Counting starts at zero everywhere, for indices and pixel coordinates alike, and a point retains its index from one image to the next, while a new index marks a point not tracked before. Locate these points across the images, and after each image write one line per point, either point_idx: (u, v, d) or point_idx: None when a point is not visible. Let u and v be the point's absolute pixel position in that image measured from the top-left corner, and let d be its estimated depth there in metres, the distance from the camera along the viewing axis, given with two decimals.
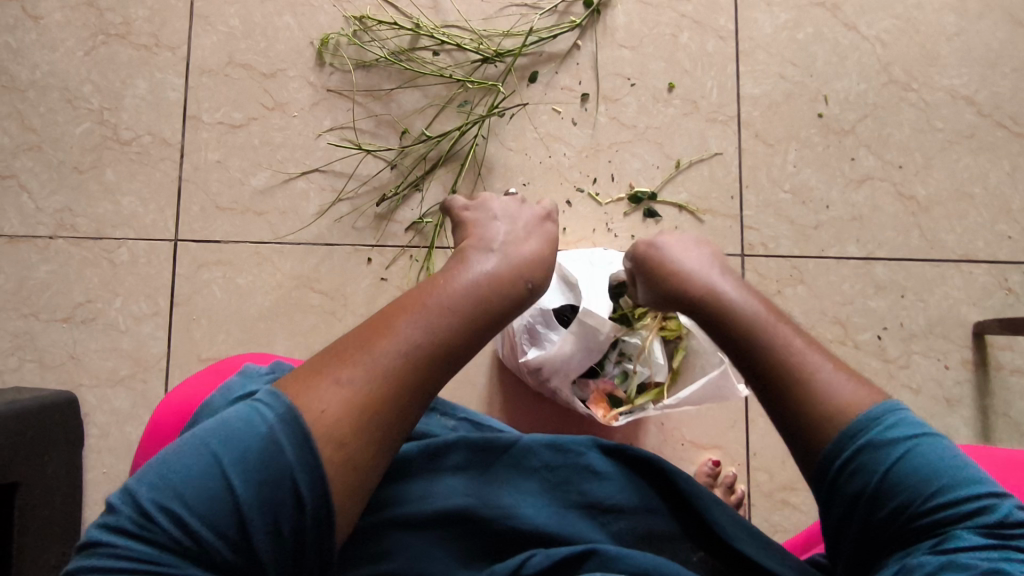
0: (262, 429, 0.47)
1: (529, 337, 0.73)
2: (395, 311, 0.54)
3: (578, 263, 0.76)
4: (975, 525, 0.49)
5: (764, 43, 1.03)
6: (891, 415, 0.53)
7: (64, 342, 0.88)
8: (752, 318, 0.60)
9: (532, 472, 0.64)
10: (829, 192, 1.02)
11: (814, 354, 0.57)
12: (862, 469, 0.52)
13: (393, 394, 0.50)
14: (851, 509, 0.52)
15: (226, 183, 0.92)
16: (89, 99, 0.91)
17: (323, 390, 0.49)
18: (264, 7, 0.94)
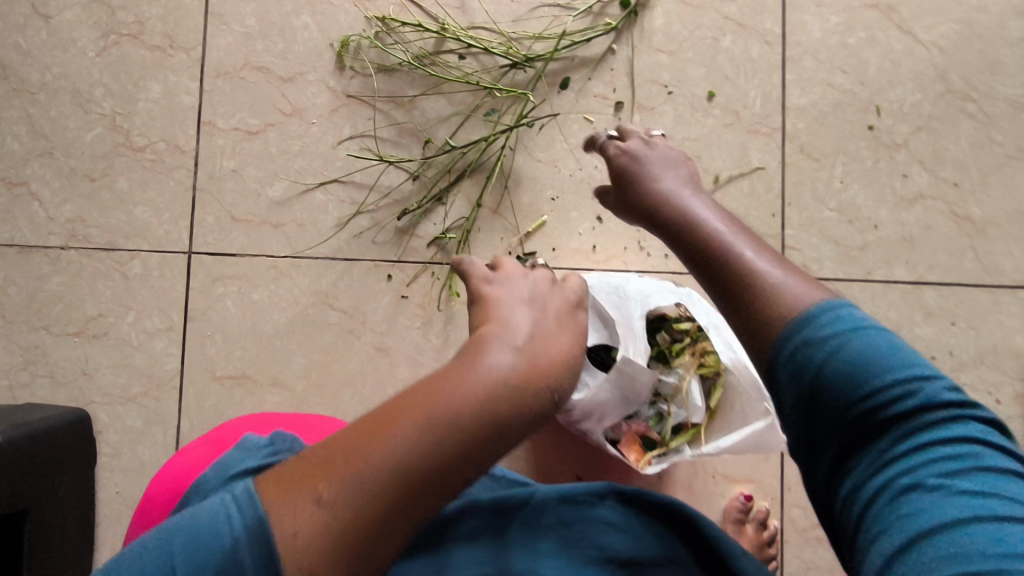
0: (223, 534, 0.48)
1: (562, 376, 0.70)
2: (391, 416, 0.51)
3: (611, 295, 0.70)
4: (903, 410, 0.52)
5: (813, 48, 0.96)
6: (827, 308, 0.56)
7: (77, 357, 0.86)
8: (697, 217, 0.67)
9: (545, 530, 0.63)
10: (877, 211, 0.96)
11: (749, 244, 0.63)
12: (804, 374, 0.55)
13: (378, 510, 0.49)
14: (797, 407, 0.56)
15: (242, 194, 0.88)
16: (101, 103, 0.87)
17: (302, 506, 0.48)
18: (282, 6, 0.89)
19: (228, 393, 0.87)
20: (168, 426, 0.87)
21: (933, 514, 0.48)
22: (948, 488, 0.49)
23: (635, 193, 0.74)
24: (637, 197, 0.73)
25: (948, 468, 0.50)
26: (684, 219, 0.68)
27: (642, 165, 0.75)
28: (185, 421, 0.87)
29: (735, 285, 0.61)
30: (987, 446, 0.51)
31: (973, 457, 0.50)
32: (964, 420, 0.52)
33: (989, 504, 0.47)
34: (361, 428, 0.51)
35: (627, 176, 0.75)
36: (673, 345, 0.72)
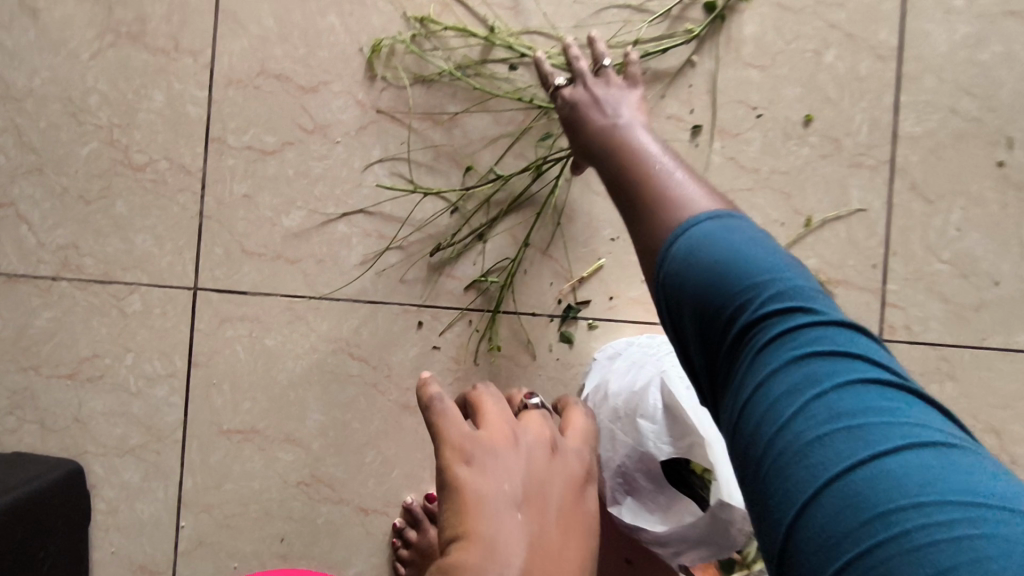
0: None
1: (628, 485, 0.64)
2: None
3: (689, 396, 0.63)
4: (757, 325, 0.46)
5: (936, 66, 0.79)
6: (687, 226, 0.51)
7: (70, 403, 0.76)
8: (624, 147, 0.59)
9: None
10: (1000, 265, 0.80)
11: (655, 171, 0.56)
12: (672, 303, 0.51)
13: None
14: (677, 338, 0.52)
15: (255, 223, 0.76)
16: (96, 113, 0.76)
17: None
18: (304, 2, 0.76)
19: (236, 449, 0.77)
20: (169, 484, 0.77)
21: (809, 455, 0.41)
22: (806, 417, 0.42)
23: (585, 133, 0.63)
24: (574, 134, 0.65)
25: (808, 393, 0.42)
26: (610, 150, 0.60)
27: (579, 100, 0.65)
28: (187, 479, 0.77)
29: (643, 213, 0.54)
30: (849, 351, 0.44)
31: (843, 377, 0.43)
32: (818, 320, 0.45)
33: (858, 433, 0.40)
34: None
35: (571, 121, 0.65)
36: None
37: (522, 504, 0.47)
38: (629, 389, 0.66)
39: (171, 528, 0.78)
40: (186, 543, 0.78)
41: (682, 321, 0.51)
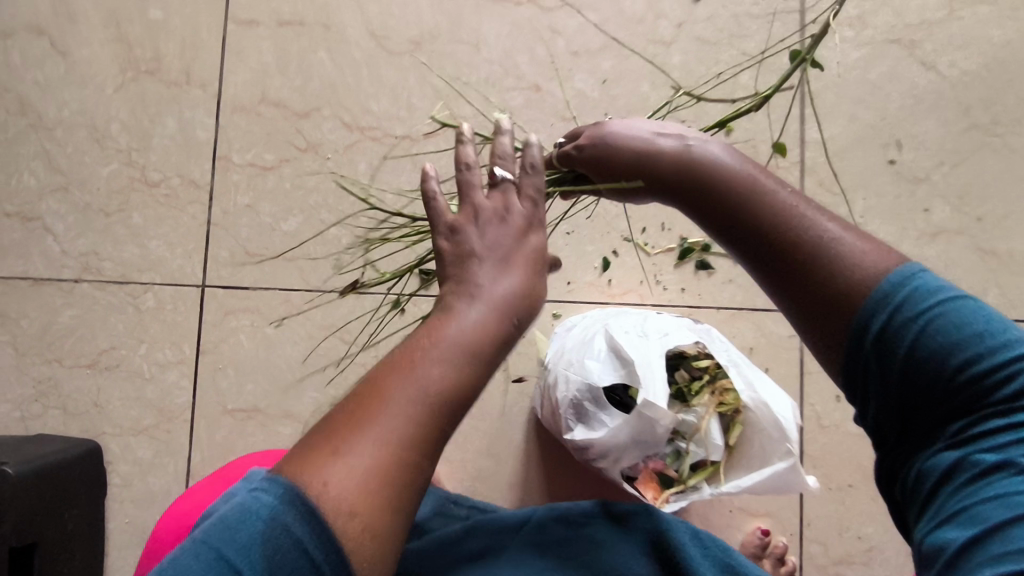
0: (259, 516, 0.38)
1: (576, 412, 0.69)
2: (345, 420, 0.38)
3: (630, 334, 0.69)
4: (1004, 395, 0.40)
5: (833, 85, 0.96)
6: (901, 281, 0.42)
7: (89, 390, 0.85)
8: (760, 190, 0.46)
9: (557, 548, 0.60)
10: (898, 247, 0.94)
11: (824, 225, 0.45)
12: (883, 363, 0.42)
13: (386, 513, 0.37)
14: (869, 398, 0.43)
15: (256, 229, 0.88)
16: (117, 138, 0.88)
17: (326, 475, 0.37)
18: (299, 42, 0.90)
19: (240, 425, 0.85)
20: (178, 457, 0.85)
21: None
22: None
23: (670, 165, 0.48)
24: (656, 164, 0.48)
25: None
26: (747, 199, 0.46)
27: (621, 130, 0.50)
28: (196, 452, 0.85)
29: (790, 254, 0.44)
30: None
31: None
32: None
33: None
34: (309, 444, 0.39)
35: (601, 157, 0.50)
36: (692, 383, 0.70)
37: (499, 242, 0.43)
38: (580, 337, 0.72)
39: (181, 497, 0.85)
40: None
41: (900, 388, 0.42)
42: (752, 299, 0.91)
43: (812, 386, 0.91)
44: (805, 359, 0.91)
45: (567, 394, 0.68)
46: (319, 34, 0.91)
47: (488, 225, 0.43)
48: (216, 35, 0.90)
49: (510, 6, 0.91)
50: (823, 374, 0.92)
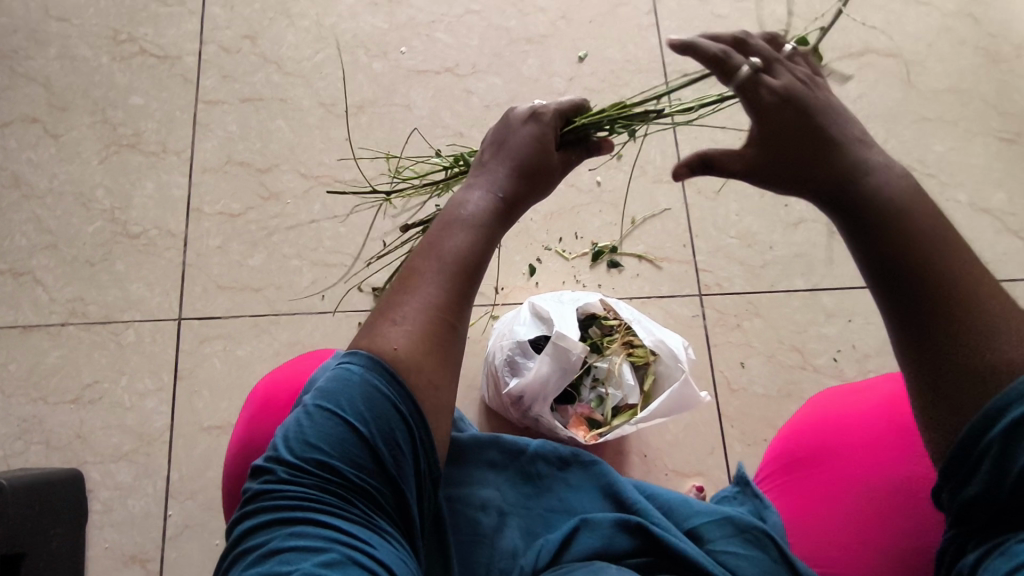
0: (349, 391, 0.55)
1: (511, 369, 0.81)
2: (403, 290, 0.58)
3: (549, 300, 0.84)
4: None
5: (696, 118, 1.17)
6: None
7: (71, 423, 0.93)
8: (942, 263, 0.49)
9: (539, 480, 0.74)
10: (770, 236, 1.12)
11: (979, 297, 0.47)
12: (1000, 452, 0.45)
13: (431, 355, 0.57)
14: (974, 474, 0.47)
15: (227, 266, 1.01)
16: (102, 201, 1.03)
17: (388, 331, 0.57)
18: (259, 114, 1.09)
19: (215, 441, 0.93)
20: (156, 479, 0.91)
21: None
22: None
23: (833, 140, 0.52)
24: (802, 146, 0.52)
25: None
26: (919, 250, 0.49)
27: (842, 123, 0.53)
28: (174, 472, 0.91)
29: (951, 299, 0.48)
30: None
31: None
32: None
33: None
34: (379, 311, 0.59)
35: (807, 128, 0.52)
36: (604, 337, 0.84)
37: (505, 153, 0.64)
38: (511, 311, 0.86)
39: (159, 517, 0.90)
40: (172, 528, 0.89)
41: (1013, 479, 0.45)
42: (657, 288, 1.08)
43: (719, 356, 1.06)
44: (709, 335, 1.06)
45: (502, 353, 0.80)
46: (276, 106, 1.10)
47: (501, 148, 0.64)
48: (188, 113, 1.08)
49: (430, 75, 1.13)
50: (727, 346, 1.06)
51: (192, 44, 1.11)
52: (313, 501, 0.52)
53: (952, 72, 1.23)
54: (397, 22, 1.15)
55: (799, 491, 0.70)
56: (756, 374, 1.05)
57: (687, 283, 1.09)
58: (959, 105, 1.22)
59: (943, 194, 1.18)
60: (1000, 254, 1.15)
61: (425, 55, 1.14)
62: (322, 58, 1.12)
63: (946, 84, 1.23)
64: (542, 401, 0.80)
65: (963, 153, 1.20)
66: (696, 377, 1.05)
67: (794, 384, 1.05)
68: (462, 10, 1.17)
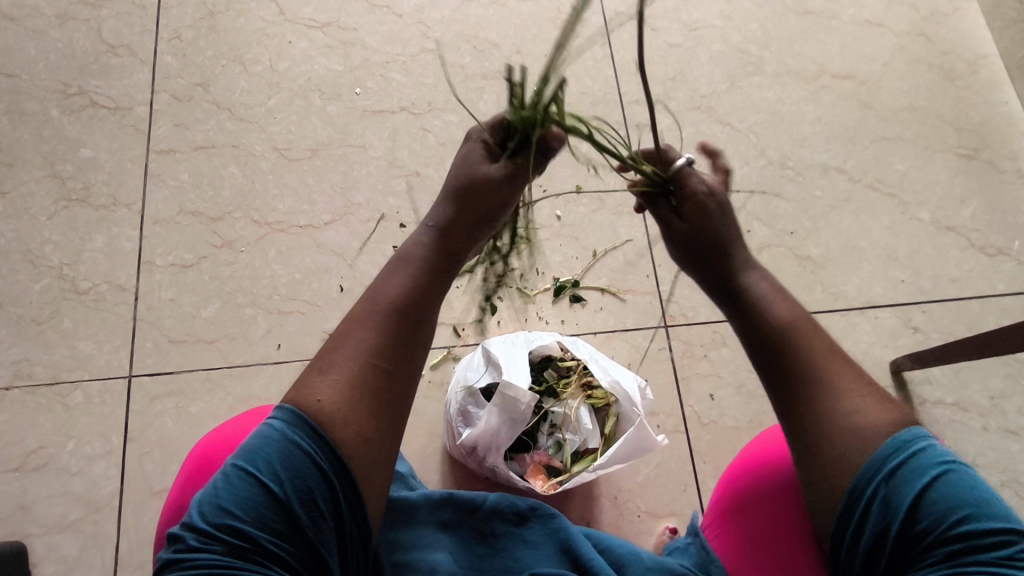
0: (267, 447, 0.53)
1: (464, 418, 0.79)
2: (336, 341, 0.58)
3: (503, 344, 0.82)
4: (969, 533, 0.51)
5: (654, 145, 1.16)
6: (905, 441, 0.55)
7: (16, 492, 0.90)
8: (801, 345, 0.60)
9: (494, 539, 0.72)
10: None
11: (839, 370, 0.59)
12: (873, 499, 0.54)
13: (359, 406, 0.55)
14: (856, 525, 0.55)
15: (179, 319, 0.99)
16: (49, 257, 1.00)
17: (317, 384, 0.56)
18: (212, 162, 1.07)
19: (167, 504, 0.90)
20: (106, 548, 0.88)
21: None
22: None
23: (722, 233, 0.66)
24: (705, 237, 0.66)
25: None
26: (781, 334, 0.61)
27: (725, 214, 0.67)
28: (124, 540, 0.89)
29: (804, 368, 0.59)
30: None
31: None
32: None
33: None
34: (314, 363, 0.58)
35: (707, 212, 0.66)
36: (560, 379, 0.83)
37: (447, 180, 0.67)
38: (465, 358, 0.85)
39: None
40: None
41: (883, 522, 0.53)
42: (621, 321, 1.06)
43: (687, 388, 1.03)
44: (676, 367, 1.04)
45: (455, 402, 0.79)
46: (228, 152, 1.08)
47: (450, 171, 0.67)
48: (138, 164, 1.06)
49: (385, 115, 1.12)
50: (694, 378, 1.04)
51: (144, 93, 1.10)
52: (224, 570, 0.50)
53: (908, 91, 1.24)
54: (352, 64, 1.14)
55: (732, 530, 0.72)
56: (725, 406, 1.03)
57: (652, 314, 1.06)
58: (917, 122, 1.22)
59: (906, 213, 1.17)
60: (967, 271, 1.14)
61: (380, 95, 1.13)
62: (276, 103, 1.11)
63: (903, 103, 1.23)
64: (497, 451, 0.78)
65: (925, 171, 1.19)
66: (665, 413, 1.02)
67: (764, 415, 1.03)
68: (417, 49, 1.16)
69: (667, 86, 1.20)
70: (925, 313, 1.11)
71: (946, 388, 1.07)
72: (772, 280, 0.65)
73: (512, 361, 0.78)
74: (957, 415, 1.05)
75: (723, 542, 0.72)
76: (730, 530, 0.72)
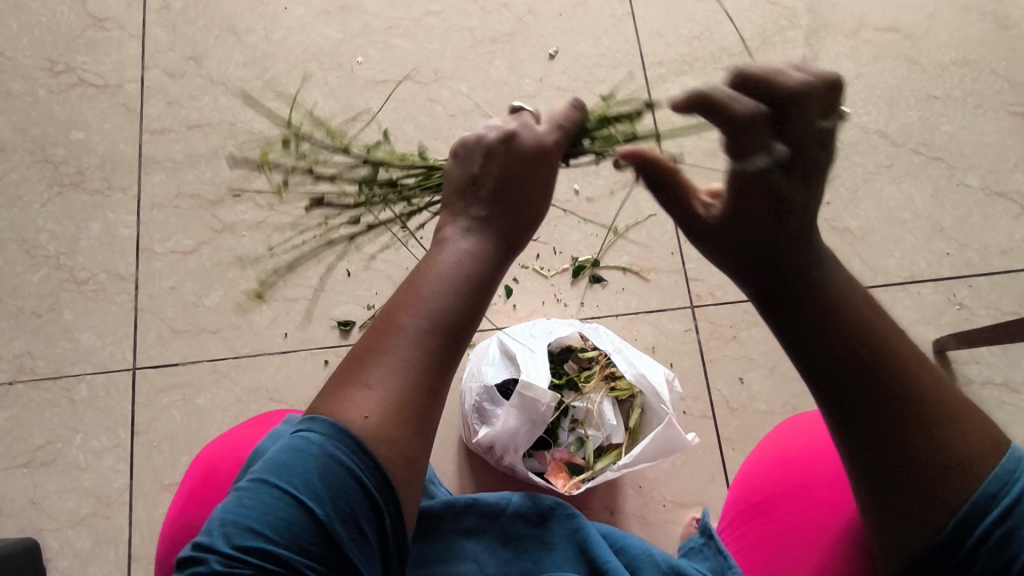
0: (307, 456, 0.45)
1: (480, 416, 0.78)
2: (372, 350, 0.48)
3: (518, 336, 0.79)
4: None
5: None
6: (1014, 467, 0.44)
7: (25, 488, 0.89)
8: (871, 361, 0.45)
9: (517, 543, 0.69)
10: None
11: (927, 385, 0.45)
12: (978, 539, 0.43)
13: (408, 427, 0.47)
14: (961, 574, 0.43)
15: (181, 308, 0.95)
16: (45, 246, 0.97)
17: (356, 399, 0.47)
18: (209, 141, 1.01)
19: None
20: (118, 544, 0.87)
21: None
22: None
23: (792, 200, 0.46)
24: (767, 223, 0.47)
25: None
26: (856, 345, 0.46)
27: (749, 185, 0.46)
28: (136, 535, 0.87)
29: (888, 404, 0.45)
30: None
31: None
32: None
33: None
34: (346, 369, 0.49)
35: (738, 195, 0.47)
36: (582, 372, 0.80)
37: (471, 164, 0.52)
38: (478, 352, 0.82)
39: None
40: None
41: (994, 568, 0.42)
42: (645, 302, 0.98)
43: (714, 373, 0.96)
44: (703, 350, 0.97)
45: (470, 399, 0.77)
46: (225, 130, 1.02)
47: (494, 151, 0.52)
48: (132, 145, 1.01)
49: (390, 85, 1.05)
50: (723, 361, 0.97)
51: (134, 70, 1.04)
52: None
53: (958, 43, 1.13)
54: (351, 30, 1.07)
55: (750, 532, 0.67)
56: (757, 390, 0.96)
57: (677, 294, 0.98)
58: (967, 79, 1.12)
59: (953, 178, 1.08)
60: (1020, 241, 1.05)
61: (383, 65, 1.06)
62: (273, 75, 1.04)
63: (952, 57, 1.12)
64: (514, 450, 0.76)
65: (974, 132, 1.10)
66: (692, 398, 0.96)
67: (799, 399, 0.95)
68: (420, 12, 1.08)
69: (692, 45, 1.10)
70: (972, 287, 1.03)
71: (995, 367, 1.00)
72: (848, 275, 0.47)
73: (529, 357, 0.76)
74: (1006, 396, 0.98)
75: (740, 543, 0.68)
76: (744, 531, 0.68)
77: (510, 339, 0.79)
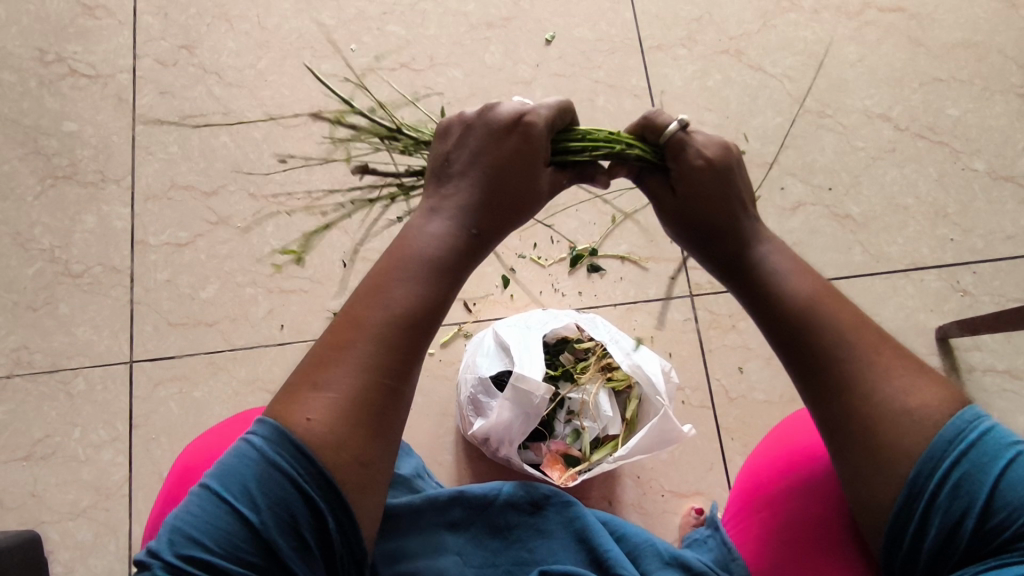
0: (248, 463, 0.45)
1: (475, 408, 0.77)
2: (330, 348, 0.49)
3: (513, 327, 0.79)
4: None
5: (678, 95, 1.06)
6: (965, 423, 0.47)
7: (26, 481, 0.89)
8: (822, 337, 0.51)
9: (508, 532, 0.70)
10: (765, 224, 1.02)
11: (880, 352, 0.50)
12: (938, 492, 0.46)
13: (361, 427, 0.47)
14: (922, 524, 0.47)
15: (177, 300, 0.94)
16: (40, 240, 0.96)
17: (309, 400, 0.47)
18: (201, 131, 1.00)
19: None
20: (118, 535, 0.87)
21: None
22: None
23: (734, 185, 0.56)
24: (713, 191, 0.56)
25: None
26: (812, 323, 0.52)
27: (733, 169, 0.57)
28: (136, 527, 0.88)
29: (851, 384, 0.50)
30: None
31: None
32: None
33: None
34: (306, 366, 0.49)
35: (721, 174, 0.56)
36: (578, 364, 0.80)
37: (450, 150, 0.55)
38: (473, 343, 0.82)
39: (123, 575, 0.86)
40: None
41: (952, 516, 0.46)
42: (643, 292, 0.97)
43: (713, 363, 0.95)
44: (702, 340, 0.96)
45: (465, 392, 0.77)
46: (218, 120, 1.01)
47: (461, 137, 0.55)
48: (124, 136, 1.00)
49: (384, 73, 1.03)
50: (722, 351, 0.96)
51: (126, 58, 1.03)
52: None
53: (966, 22, 1.10)
54: (345, 16, 1.05)
55: (753, 526, 0.66)
56: (756, 380, 0.95)
57: (676, 283, 0.97)
58: (974, 60, 1.09)
59: (958, 163, 1.06)
60: None
61: (376, 52, 1.04)
62: (266, 63, 1.03)
63: (958, 38, 1.10)
64: (509, 442, 0.76)
65: (981, 115, 1.07)
66: (691, 388, 0.95)
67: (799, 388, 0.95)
68: None
69: (692, 27, 1.08)
70: (976, 274, 1.02)
71: (997, 354, 0.99)
72: (785, 248, 0.56)
73: (523, 350, 0.75)
74: (1009, 383, 0.97)
75: (744, 535, 0.68)
76: (749, 524, 0.67)
77: (505, 331, 0.78)
